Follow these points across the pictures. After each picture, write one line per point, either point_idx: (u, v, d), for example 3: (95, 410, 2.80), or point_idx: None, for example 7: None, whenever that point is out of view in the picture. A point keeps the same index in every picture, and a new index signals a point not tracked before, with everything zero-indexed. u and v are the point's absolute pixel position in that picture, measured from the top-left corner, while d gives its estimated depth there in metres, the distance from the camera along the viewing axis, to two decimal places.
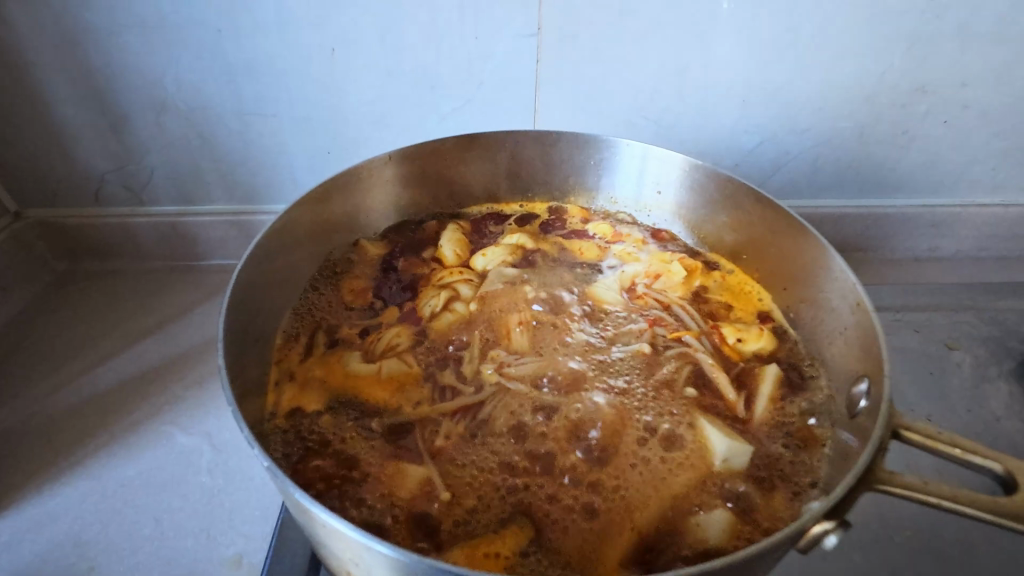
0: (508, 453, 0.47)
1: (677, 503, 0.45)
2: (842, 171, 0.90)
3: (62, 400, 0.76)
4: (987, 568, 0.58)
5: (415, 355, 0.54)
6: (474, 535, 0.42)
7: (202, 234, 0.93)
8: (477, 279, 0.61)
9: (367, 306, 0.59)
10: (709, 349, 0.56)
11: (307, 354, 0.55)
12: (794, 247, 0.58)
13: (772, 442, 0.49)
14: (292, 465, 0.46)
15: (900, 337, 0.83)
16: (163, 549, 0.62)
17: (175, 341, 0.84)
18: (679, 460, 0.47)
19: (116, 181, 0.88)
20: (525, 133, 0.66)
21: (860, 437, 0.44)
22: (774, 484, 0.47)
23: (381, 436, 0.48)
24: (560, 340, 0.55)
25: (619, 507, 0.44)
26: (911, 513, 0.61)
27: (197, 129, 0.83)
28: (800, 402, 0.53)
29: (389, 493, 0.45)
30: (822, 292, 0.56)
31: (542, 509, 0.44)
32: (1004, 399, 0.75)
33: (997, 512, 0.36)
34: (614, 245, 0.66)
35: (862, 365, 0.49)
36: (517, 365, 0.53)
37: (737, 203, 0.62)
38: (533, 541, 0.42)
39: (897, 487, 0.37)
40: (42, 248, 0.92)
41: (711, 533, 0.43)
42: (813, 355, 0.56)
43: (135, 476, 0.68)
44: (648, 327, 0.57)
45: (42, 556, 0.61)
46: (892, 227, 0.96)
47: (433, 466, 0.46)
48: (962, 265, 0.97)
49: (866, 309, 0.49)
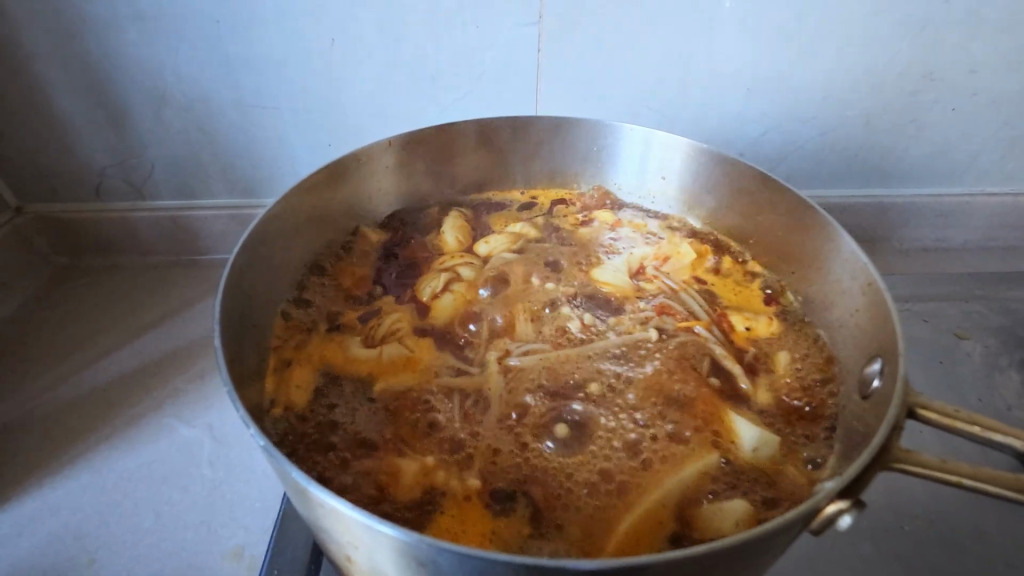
0: (509, 437, 0.46)
1: (687, 487, 0.44)
2: (848, 161, 0.89)
3: (61, 395, 0.75)
4: (1004, 556, 0.56)
5: (416, 341, 0.53)
6: (478, 520, 0.42)
7: (204, 228, 0.93)
8: (480, 264, 0.61)
9: (367, 293, 0.58)
10: (720, 339, 0.55)
11: (308, 340, 0.54)
12: (803, 230, 0.57)
13: (780, 429, 0.48)
14: (289, 452, 0.45)
15: (908, 327, 0.82)
16: (164, 542, 0.62)
17: (177, 335, 0.83)
18: (681, 446, 0.46)
19: (116, 175, 0.88)
20: (527, 119, 0.66)
21: (873, 420, 0.43)
22: (786, 472, 0.45)
23: (378, 420, 0.47)
24: (562, 327, 0.54)
25: (624, 491, 0.43)
26: (921, 500, 0.60)
27: (197, 122, 0.83)
28: (810, 387, 0.52)
29: (389, 479, 0.44)
30: (830, 275, 0.55)
31: (547, 494, 0.43)
32: (1016, 388, 0.73)
33: (1017, 491, 0.35)
34: (619, 231, 0.66)
35: (874, 345, 0.48)
36: (521, 353, 0.52)
37: (744, 185, 0.61)
38: (537, 524, 0.41)
39: (914, 465, 0.36)
40: (43, 243, 0.92)
41: (725, 521, 0.42)
42: (824, 337, 0.55)
43: (136, 470, 0.67)
44: (656, 315, 0.56)
45: (42, 550, 0.61)
46: (899, 218, 0.95)
47: (434, 452, 0.45)
48: (972, 256, 0.96)
49: (879, 289, 0.48)
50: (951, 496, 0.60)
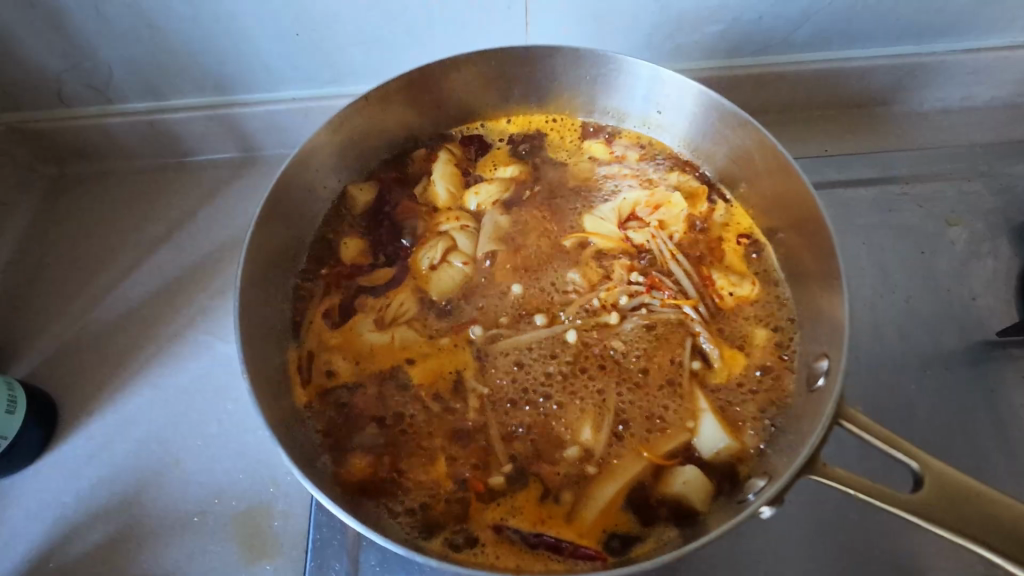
0: (513, 422, 0.58)
1: (655, 460, 0.56)
2: (878, 18, 0.79)
3: (102, 317, 0.82)
4: (920, 433, 0.68)
5: (423, 325, 0.63)
6: (493, 493, 0.55)
7: (184, 130, 0.88)
8: (472, 224, 0.68)
9: (372, 263, 0.67)
10: (702, 318, 0.62)
11: (332, 321, 0.64)
12: (786, 188, 0.63)
13: (736, 397, 0.59)
14: (342, 433, 0.58)
15: (901, 213, 0.81)
16: (233, 443, 0.73)
17: (189, 249, 0.86)
18: (655, 429, 0.57)
19: (76, 80, 0.81)
20: (538, 50, 0.68)
21: (808, 417, 0.54)
22: (739, 436, 0.57)
23: (409, 409, 0.59)
24: (557, 304, 0.63)
25: (608, 468, 0.55)
26: (867, 394, 0.70)
27: (145, 17, 0.74)
28: (776, 361, 0.60)
29: (423, 464, 0.56)
30: (804, 235, 0.62)
31: (547, 475, 0.55)
32: (987, 277, 0.77)
33: (905, 504, 0.45)
34: (610, 167, 0.72)
35: (825, 344, 0.57)
36: (515, 335, 0.61)
37: (742, 135, 0.66)
38: (540, 495, 0.55)
39: (829, 473, 0.47)
40: (25, 154, 0.89)
41: (681, 486, 0.54)
42: (795, 310, 0.63)
43: (190, 383, 0.77)
44: (646, 291, 0.63)
45: (134, 454, 0.73)
46: (924, 77, 0.87)
47: (456, 437, 0.57)
48: (993, 116, 0.90)
49: (841, 289, 0.55)
50: (891, 386, 0.71)
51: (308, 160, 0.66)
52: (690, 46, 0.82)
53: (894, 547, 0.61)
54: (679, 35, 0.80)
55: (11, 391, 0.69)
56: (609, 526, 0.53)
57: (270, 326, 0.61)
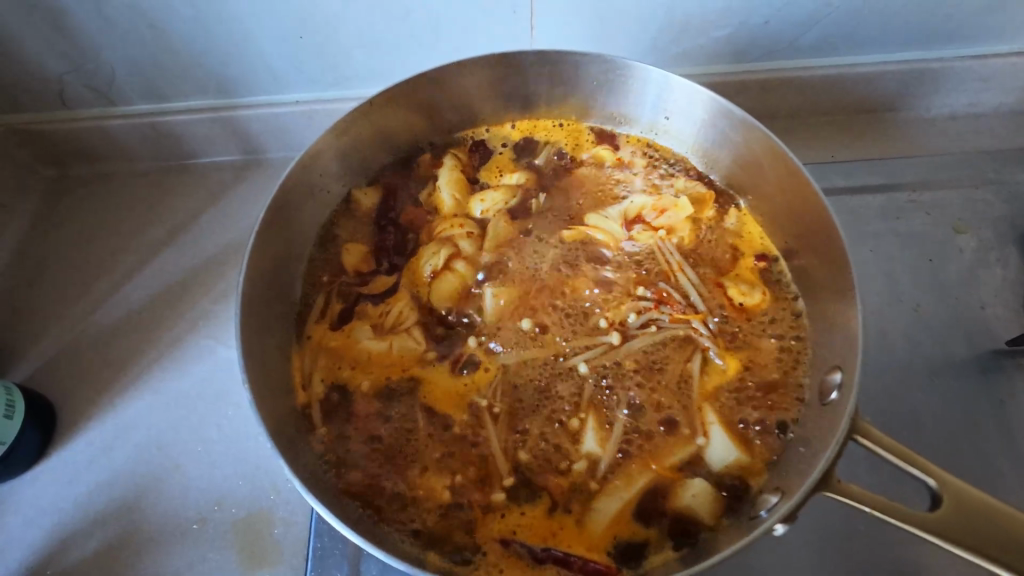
0: (519, 433, 0.57)
1: (662, 472, 0.55)
2: (885, 23, 0.79)
3: (102, 320, 0.81)
4: (927, 442, 0.67)
5: (425, 337, 0.62)
6: (498, 504, 0.54)
7: (187, 132, 0.88)
8: (476, 230, 0.67)
9: (371, 271, 0.66)
10: (711, 332, 0.61)
11: (333, 327, 0.63)
12: (797, 196, 0.62)
13: (745, 410, 0.58)
14: (344, 444, 0.57)
15: (909, 220, 0.81)
16: (233, 449, 0.72)
17: (192, 252, 0.86)
18: (662, 441, 0.56)
19: (78, 81, 0.80)
20: (547, 54, 0.67)
21: (820, 431, 0.53)
22: (749, 451, 0.56)
23: (411, 419, 0.58)
24: (563, 317, 0.63)
25: (615, 479, 0.55)
26: (874, 401, 0.69)
27: (146, 18, 0.73)
28: (785, 373, 0.60)
29: (426, 475, 0.55)
30: (816, 243, 0.61)
31: (553, 485, 0.55)
32: (996, 285, 0.76)
33: (921, 522, 0.44)
34: (616, 172, 0.72)
35: (838, 357, 0.57)
36: (519, 349, 0.61)
37: (751, 142, 0.65)
38: (545, 505, 0.54)
39: (843, 490, 0.46)
40: (26, 155, 0.88)
41: (689, 498, 0.53)
42: (805, 321, 0.62)
43: (190, 388, 0.76)
44: (655, 306, 0.62)
45: (134, 459, 0.72)
46: (931, 83, 0.87)
47: (459, 448, 0.57)
48: (1002, 122, 0.89)
49: (854, 303, 0.54)
50: (898, 394, 0.70)
51: (312, 163, 0.65)
52: (696, 50, 0.81)
53: (901, 556, 0.60)
54: (684, 39, 0.80)
55: (10, 394, 0.69)
56: (617, 538, 0.52)
57: (271, 331, 0.60)
